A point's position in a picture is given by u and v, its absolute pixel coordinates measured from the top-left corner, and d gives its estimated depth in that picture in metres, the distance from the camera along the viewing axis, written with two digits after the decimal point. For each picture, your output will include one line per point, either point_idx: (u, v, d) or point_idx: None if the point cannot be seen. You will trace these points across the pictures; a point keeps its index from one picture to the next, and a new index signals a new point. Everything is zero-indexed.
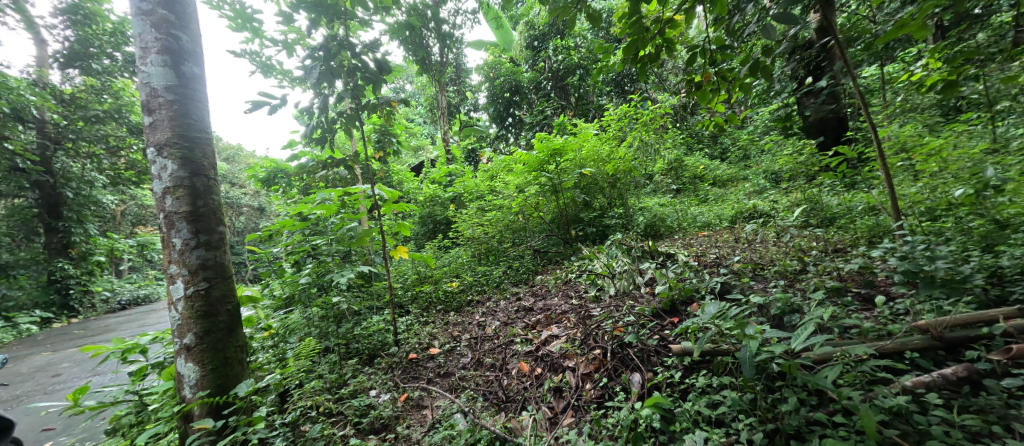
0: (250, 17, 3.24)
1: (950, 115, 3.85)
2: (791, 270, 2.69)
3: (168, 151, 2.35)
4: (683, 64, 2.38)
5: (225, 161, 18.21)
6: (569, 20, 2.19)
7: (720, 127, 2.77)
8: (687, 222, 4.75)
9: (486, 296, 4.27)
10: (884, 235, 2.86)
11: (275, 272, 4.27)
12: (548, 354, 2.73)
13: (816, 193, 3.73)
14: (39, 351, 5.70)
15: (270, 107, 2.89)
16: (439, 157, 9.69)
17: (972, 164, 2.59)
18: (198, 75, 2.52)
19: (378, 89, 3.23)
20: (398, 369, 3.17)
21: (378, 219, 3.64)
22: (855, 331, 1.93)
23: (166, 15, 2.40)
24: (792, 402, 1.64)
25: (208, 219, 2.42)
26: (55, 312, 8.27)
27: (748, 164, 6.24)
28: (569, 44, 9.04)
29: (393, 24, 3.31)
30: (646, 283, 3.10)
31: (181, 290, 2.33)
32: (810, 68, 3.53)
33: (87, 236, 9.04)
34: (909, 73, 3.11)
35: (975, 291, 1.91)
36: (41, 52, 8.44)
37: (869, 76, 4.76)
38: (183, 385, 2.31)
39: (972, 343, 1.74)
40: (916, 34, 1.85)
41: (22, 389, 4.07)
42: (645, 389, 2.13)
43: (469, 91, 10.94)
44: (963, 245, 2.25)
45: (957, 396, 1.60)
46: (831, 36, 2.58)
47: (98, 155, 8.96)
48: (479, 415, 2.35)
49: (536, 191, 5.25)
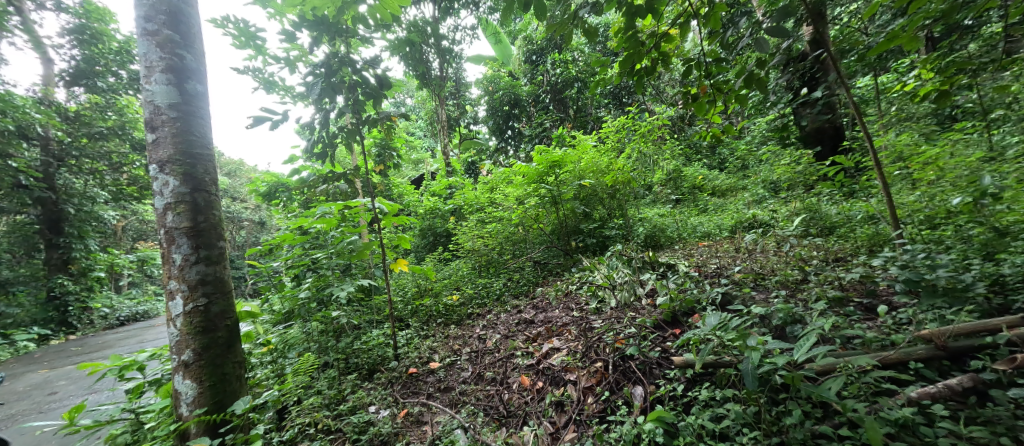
0: (253, 35, 3.31)
1: (945, 124, 3.89)
2: (791, 279, 2.68)
3: (170, 167, 2.37)
4: (681, 76, 2.40)
5: (226, 175, 18.32)
6: (567, 35, 2.20)
7: (717, 137, 2.78)
8: (687, 232, 4.73)
9: (486, 309, 4.25)
10: (884, 244, 2.85)
11: (275, 287, 4.28)
12: (549, 367, 2.70)
13: (815, 202, 3.75)
14: (35, 369, 5.66)
15: (272, 123, 2.92)
16: (439, 169, 9.77)
17: (969, 172, 2.60)
18: (201, 93, 2.56)
19: (378, 104, 3.26)
20: (397, 383, 3.13)
21: (378, 232, 3.63)
22: (858, 341, 1.92)
23: (171, 35, 2.44)
24: (796, 414, 1.62)
25: (208, 234, 2.43)
26: (53, 329, 8.21)
27: (747, 174, 6.25)
28: (567, 58, 9.19)
29: (393, 41, 3.34)
30: (647, 294, 3.08)
31: (180, 307, 2.33)
32: (805, 79, 3.54)
33: (87, 252, 9.04)
34: (903, 83, 3.15)
35: (977, 300, 1.90)
36: (47, 70, 8.56)
37: (863, 86, 4.81)
38: (180, 403, 2.29)
39: (976, 353, 1.72)
40: (908, 45, 1.89)
41: (17, 408, 4.02)
42: (648, 403, 2.10)
43: (469, 104, 11.08)
44: (964, 253, 2.24)
45: (963, 406, 1.57)
46: (824, 49, 2.59)
47: (100, 171, 9.04)
48: (480, 430, 2.32)
49: (535, 202, 5.27)
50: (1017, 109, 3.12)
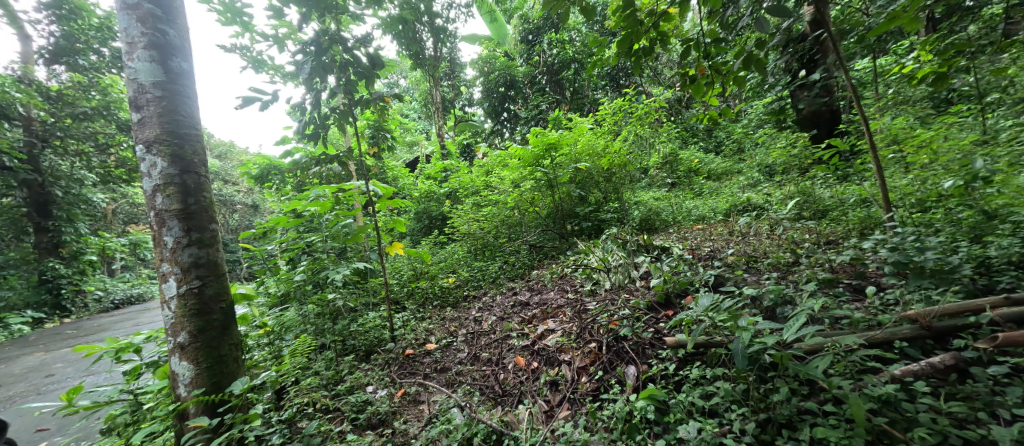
0: (240, 11, 3.18)
1: (940, 107, 3.90)
2: (783, 262, 2.71)
3: (158, 147, 2.33)
4: (679, 57, 2.36)
5: (217, 158, 18.07)
6: (563, 13, 2.14)
7: (714, 120, 2.75)
8: (681, 216, 4.73)
9: (481, 291, 4.30)
10: (875, 227, 2.89)
11: (270, 270, 4.29)
12: (544, 348, 2.75)
13: (809, 186, 3.77)
14: (30, 351, 5.66)
15: (261, 103, 2.84)
16: (433, 152, 9.72)
17: (962, 155, 2.62)
18: (186, 71, 2.48)
19: (370, 84, 3.20)
20: (394, 364, 3.17)
21: (372, 215, 3.59)
22: (846, 322, 1.96)
23: (152, 9, 2.36)
24: (783, 392, 1.67)
25: (199, 217, 2.40)
26: (47, 312, 8.17)
27: (742, 157, 6.27)
28: (564, 38, 8.99)
29: (386, 18, 3.25)
30: (641, 277, 3.10)
31: (173, 289, 2.31)
32: (804, 61, 3.44)
33: (77, 235, 8.95)
34: (901, 66, 3.12)
35: (963, 281, 1.94)
36: (26, 48, 8.26)
37: (862, 68, 4.77)
38: (178, 384, 2.30)
39: (959, 332, 1.77)
40: (909, 25, 1.90)
41: (15, 390, 4.04)
42: (640, 382, 2.15)
43: (464, 85, 10.93)
44: (952, 236, 2.27)
45: (943, 383, 1.63)
46: (824, 29, 2.56)
47: (86, 153, 8.82)
48: (476, 409, 2.35)
49: (531, 186, 5.29)
50: (1011, 93, 3.14)
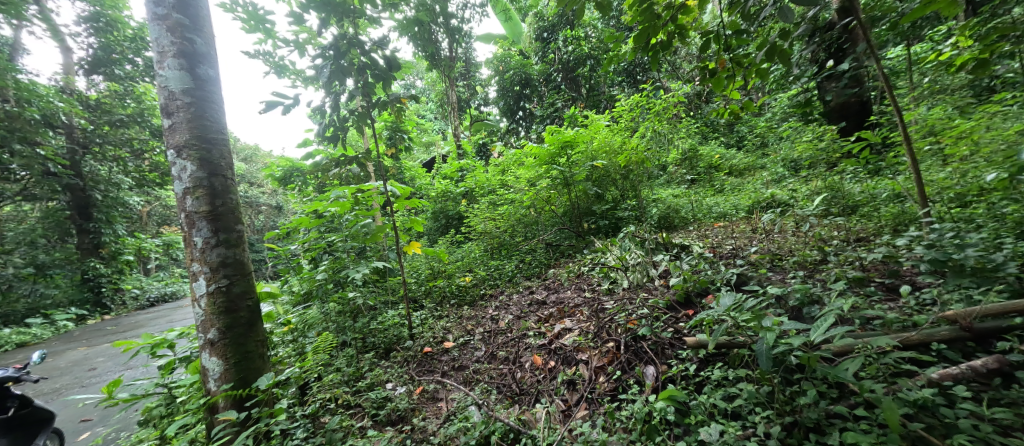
0: (263, 18, 3.26)
1: (982, 96, 3.68)
2: (810, 260, 2.62)
3: (187, 152, 2.42)
4: (698, 50, 2.30)
5: (243, 161, 18.71)
6: (578, 10, 2.11)
7: (735, 114, 2.66)
8: (702, 213, 4.62)
9: (498, 290, 4.31)
10: (910, 223, 2.75)
11: (293, 269, 4.41)
12: (561, 347, 2.73)
13: (837, 180, 3.62)
14: (75, 346, 6.00)
15: (283, 107, 2.91)
16: (450, 152, 9.79)
17: (1006, 146, 2.46)
18: (212, 77, 2.57)
19: (387, 86, 3.23)
20: (413, 362, 3.21)
21: (391, 215, 3.64)
22: (878, 322, 1.88)
23: (181, 19, 2.46)
24: (811, 395, 1.60)
25: (226, 218, 2.48)
26: (89, 309, 8.69)
27: (765, 152, 6.06)
28: (579, 35, 8.91)
29: (402, 20, 3.27)
30: (660, 275, 3.04)
31: (203, 287, 2.40)
32: (830, 51, 3.31)
33: (116, 237, 9.44)
34: (937, 53, 2.95)
35: (1008, 280, 1.82)
36: (67, 59, 8.73)
37: (895, 56, 4.54)
38: (208, 378, 2.39)
39: (1003, 334, 1.66)
40: (946, 10, 1.80)
41: (60, 382, 4.29)
42: (660, 382, 2.11)
43: (479, 85, 10.99)
44: (996, 232, 2.13)
45: (986, 388, 1.53)
46: (854, 17, 2.44)
47: (123, 159, 9.26)
48: (493, 407, 2.36)
49: (547, 184, 5.23)
50: None
